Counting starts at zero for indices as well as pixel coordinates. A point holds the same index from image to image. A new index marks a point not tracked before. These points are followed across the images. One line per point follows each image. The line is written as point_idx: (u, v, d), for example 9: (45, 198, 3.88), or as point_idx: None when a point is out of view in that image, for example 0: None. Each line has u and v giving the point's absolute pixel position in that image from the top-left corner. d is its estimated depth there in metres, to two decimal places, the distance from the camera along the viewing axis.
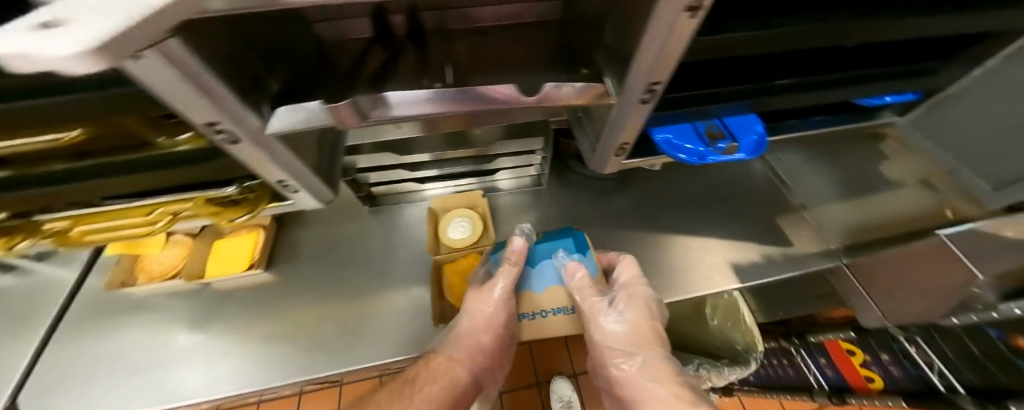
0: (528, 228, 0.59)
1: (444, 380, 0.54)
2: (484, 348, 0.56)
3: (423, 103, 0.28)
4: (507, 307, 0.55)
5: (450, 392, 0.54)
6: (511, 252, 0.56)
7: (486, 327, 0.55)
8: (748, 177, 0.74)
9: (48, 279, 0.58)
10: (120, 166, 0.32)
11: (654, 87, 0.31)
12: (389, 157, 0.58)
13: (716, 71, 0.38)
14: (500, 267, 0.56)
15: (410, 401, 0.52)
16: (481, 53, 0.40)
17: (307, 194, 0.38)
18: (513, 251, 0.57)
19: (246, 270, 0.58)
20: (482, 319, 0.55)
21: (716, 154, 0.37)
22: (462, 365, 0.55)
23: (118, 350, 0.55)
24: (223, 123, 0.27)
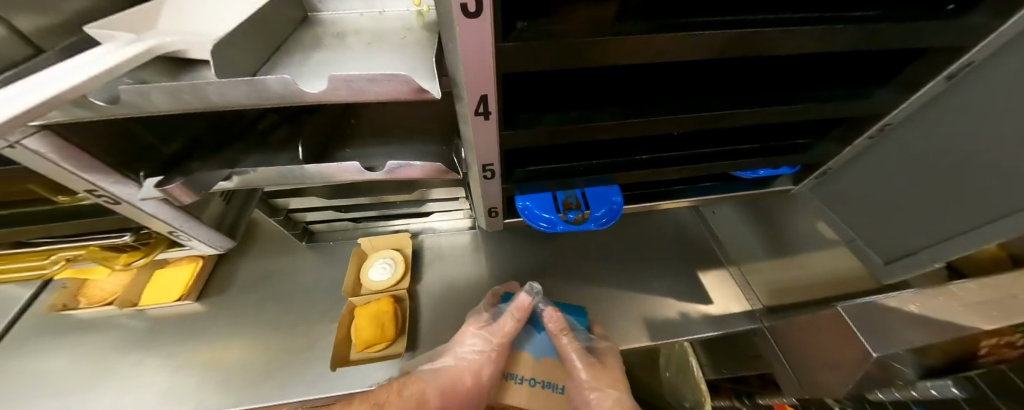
0: (536, 287, 0.61)
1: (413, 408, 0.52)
2: (461, 387, 0.57)
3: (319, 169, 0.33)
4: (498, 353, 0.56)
5: None
6: (514, 305, 0.58)
7: (474, 367, 0.56)
8: (677, 231, 0.76)
9: (4, 295, 0.64)
10: (25, 217, 0.36)
11: (490, 168, 0.35)
12: (319, 201, 0.64)
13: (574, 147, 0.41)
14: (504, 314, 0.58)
15: None
16: (372, 121, 0.45)
17: (202, 241, 0.43)
18: (518, 306, 0.58)
19: (176, 300, 0.62)
20: (475, 359, 0.56)
21: (565, 223, 0.39)
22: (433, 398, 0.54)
23: (39, 370, 0.57)
24: (99, 190, 0.32)
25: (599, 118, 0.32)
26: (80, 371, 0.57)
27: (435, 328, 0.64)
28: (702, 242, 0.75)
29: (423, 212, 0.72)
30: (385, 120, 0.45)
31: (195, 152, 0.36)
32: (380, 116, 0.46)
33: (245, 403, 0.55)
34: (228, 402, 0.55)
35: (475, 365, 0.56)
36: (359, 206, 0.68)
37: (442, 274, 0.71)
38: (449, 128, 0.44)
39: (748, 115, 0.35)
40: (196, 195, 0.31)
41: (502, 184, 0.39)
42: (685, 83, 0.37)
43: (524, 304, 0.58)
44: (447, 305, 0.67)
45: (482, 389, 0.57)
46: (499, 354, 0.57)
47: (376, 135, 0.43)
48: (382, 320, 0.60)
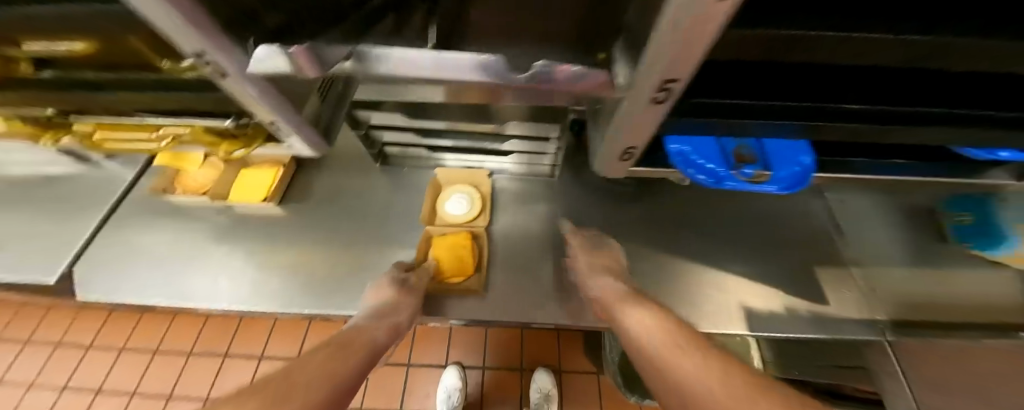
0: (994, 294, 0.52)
1: None
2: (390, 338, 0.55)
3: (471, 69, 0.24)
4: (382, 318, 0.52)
5: None
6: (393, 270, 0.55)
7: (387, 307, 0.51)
8: (794, 214, 0.64)
9: (113, 174, 0.68)
10: (131, 84, 0.33)
11: (670, 86, 0.26)
12: (400, 119, 0.58)
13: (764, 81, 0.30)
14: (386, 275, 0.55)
15: None
16: (492, 20, 0.36)
17: (300, 140, 0.39)
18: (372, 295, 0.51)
19: (260, 201, 0.63)
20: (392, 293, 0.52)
21: (742, 179, 0.30)
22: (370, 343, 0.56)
23: (147, 246, 0.61)
24: (207, 53, 0.27)
25: (869, 28, 0.21)
26: (179, 253, 0.61)
27: (505, 275, 0.60)
28: (821, 231, 0.62)
29: (503, 150, 0.65)
30: (509, 18, 0.36)
31: (302, 26, 0.29)
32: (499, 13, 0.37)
33: (328, 309, 0.57)
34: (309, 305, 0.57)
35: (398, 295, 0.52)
36: (439, 131, 0.62)
37: (515, 220, 0.66)
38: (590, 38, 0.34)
39: None
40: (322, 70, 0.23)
41: (665, 116, 0.29)
42: None
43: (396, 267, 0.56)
44: (519, 251, 0.63)
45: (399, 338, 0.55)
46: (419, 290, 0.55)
47: (498, 38, 0.35)
48: (460, 254, 0.60)
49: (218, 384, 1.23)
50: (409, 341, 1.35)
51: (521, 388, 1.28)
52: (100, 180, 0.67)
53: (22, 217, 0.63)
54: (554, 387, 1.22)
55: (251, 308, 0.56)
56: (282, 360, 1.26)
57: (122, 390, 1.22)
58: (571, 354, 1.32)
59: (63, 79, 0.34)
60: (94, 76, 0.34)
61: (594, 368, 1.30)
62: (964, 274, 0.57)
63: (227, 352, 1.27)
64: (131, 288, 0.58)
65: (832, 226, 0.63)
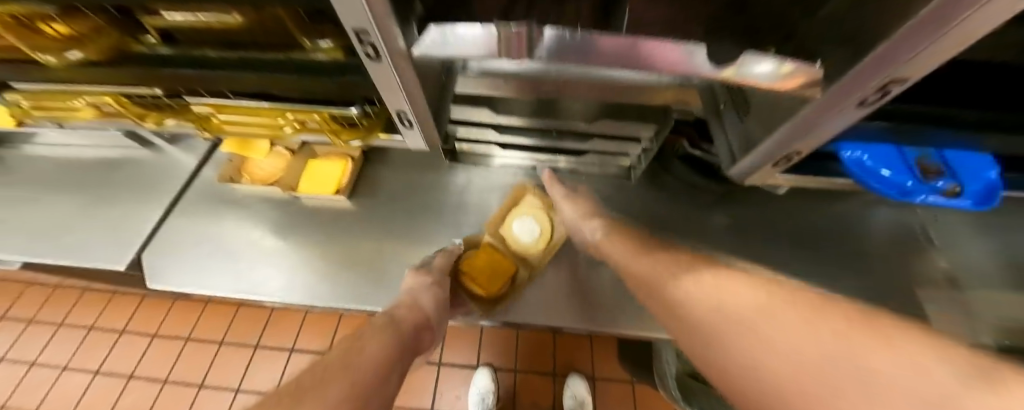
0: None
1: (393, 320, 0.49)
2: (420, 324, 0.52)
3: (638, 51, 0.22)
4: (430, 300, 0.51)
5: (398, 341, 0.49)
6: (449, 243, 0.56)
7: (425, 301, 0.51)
8: (885, 229, 0.61)
9: (177, 161, 0.67)
10: (257, 64, 0.31)
11: (891, 87, 0.23)
12: (484, 115, 0.56)
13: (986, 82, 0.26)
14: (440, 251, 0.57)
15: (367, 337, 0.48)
16: None
17: (419, 132, 0.36)
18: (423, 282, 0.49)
19: (332, 194, 0.61)
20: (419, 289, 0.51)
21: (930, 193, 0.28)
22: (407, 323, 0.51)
23: (216, 237, 0.60)
24: (369, 33, 0.24)
25: None
26: (248, 245, 0.59)
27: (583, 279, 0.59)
28: (915, 247, 0.60)
29: (580, 149, 0.63)
30: None
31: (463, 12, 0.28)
32: None
33: None
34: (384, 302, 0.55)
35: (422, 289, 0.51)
36: (519, 129, 0.59)
37: None
38: None
39: None
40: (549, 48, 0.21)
41: (860, 120, 0.27)
42: None
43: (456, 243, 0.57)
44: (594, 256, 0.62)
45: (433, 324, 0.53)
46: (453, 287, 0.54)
47: None
48: (495, 267, 0.58)
49: (248, 375, 1.23)
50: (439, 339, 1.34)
51: (554, 393, 1.26)
52: (166, 165, 0.67)
53: (96, 205, 0.64)
54: (588, 394, 1.21)
55: (328, 304, 0.56)
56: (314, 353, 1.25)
57: (154, 378, 1.22)
58: (605, 361, 1.30)
59: (178, 57, 0.32)
60: (216, 55, 0.31)
61: (627, 375, 1.28)
62: None
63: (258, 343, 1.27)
64: (203, 279, 0.57)
65: (927, 241, 0.60)
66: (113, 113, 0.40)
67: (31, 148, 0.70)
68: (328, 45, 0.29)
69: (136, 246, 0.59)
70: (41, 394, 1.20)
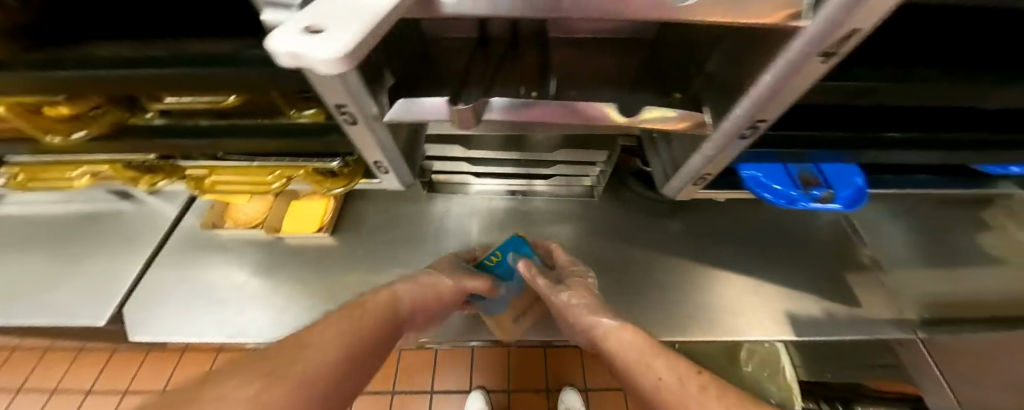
0: None
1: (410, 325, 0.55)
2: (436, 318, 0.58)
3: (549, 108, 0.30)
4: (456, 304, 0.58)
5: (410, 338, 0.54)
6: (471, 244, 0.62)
7: (421, 293, 0.56)
8: (818, 224, 0.69)
9: (157, 210, 0.68)
10: (248, 130, 0.36)
11: (757, 125, 0.30)
12: (456, 149, 0.61)
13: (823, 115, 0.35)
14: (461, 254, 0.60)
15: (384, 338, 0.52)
16: (573, 65, 0.41)
17: (394, 176, 0.41)
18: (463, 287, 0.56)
19: (315, 232, 0.64)
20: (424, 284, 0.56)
21: (807, 201, 0.35)
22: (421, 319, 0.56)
23: (201, 283, 0.61)
24: (347, 106, 0.30)
25: (921, 78, 0.27)
26: (231, 290, 0.61)
27: None
28: (844, 238, 0.68)
29: (547, 174, 0.69)
30: (589, 63, 0.41)
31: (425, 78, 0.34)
32: (576, 59, 0.42)
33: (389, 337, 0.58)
34: None
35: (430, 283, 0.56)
36: (489, 159, 0.65)
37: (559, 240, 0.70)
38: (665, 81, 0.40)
39: None
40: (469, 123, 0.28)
41: (745, 149, 0.34)
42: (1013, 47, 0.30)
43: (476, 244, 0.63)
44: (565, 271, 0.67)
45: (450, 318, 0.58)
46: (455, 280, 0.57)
47: (581, 81, 0.39)
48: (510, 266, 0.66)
49: None
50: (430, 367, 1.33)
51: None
52: (146, 215, 0.68)
53: (72, 262, 0.64)
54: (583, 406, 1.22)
55: None
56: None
57: None
58: (597, 372, 1.32)
59: (176, 127, 0.36)
60: (210, 124, 0.36)
61: (619, 383, 1.31)
62: (975, 273, 0.63)
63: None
64: (190, 327, 0.58)
65: (852, 233, 0.68)
66: (107, 177, 0.43)
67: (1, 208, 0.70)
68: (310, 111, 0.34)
69: (118, 299, 0.59)
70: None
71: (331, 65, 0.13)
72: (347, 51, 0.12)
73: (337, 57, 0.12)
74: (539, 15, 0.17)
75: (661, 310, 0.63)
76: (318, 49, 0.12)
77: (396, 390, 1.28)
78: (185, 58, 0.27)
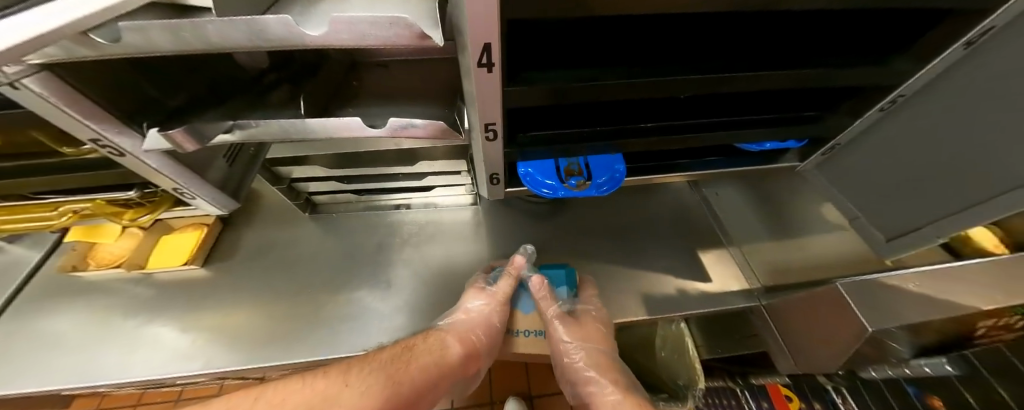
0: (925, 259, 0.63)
1: (436, 357, 0.56)
2: (476, 337, 0.60)
3: (323, 127, 0.34)
4: (488, 318, 0.61)
5: (438, 369, 0.56)
6: (510, 266, 0.65)
7: (466, 324, 0.60)
8: (679, 210, 0.76)
9: (18, 257, 0.66)
10: (27, 169, 0.37)
11: (492, 128, 0.34)
12: (321, 171, 0.64)
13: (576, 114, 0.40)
14: (500, 277, 0.64)
15: (406, 366, 0.52)
16: (375, 86, 0.45)
17: (207, 201, 0.44)
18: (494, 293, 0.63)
19: (182, 265, 0.64)
20: (471, 316, 0.60)
21: (563, 192, 0.40)
22: (454, 346, 0.58)
23: (54, 328, 0.59)
24: (104, 140, 0.33)
25: (601, 77, 0.31)
26: (84, 334, 0.59)
27: (430, 303, 0.67)
28: (701, 220, 0.75)
29: (424, 185, 0.72)
30: (389, 85, 0.45)
31: (200, 107, 0.36)
32: (382, 81, 0.46)
33: (251, 363, 0.57)
34: (234, 361, 0.57)
35: (478, 314, 0.60)
36: (360, 177, 0.68)
37: (441, 247, 0.73)
38: (451, 94, 0.44)
39: (757, 78, 0.33)
40: (199, 142, 0.31)
41: (504, 148, 0.38)
42: (690, 44, 0.36)
43: (520, 264, 0.66)
44: (444, 278, 0.70)
45: (492, 337, 0.62)
46: (498, 308, 0.63)
47: (377, 98, 0.43)
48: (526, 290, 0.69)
49: None
50: None
51: None
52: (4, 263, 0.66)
53: None
54: None
55: (170, 374, 0.56)
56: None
57: None
58: (542, 378, 1.32)
59: None
60: None
61: None
62: (817, 239, 0.69)
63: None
64: (32, 375, 0.55)
65: (709, 215, 0.75)
66: None
67: None
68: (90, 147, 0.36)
69: None
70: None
71: None
72: None
73: None
74: (184, 49, 0.25)
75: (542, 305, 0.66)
76: None
77: None
78: None
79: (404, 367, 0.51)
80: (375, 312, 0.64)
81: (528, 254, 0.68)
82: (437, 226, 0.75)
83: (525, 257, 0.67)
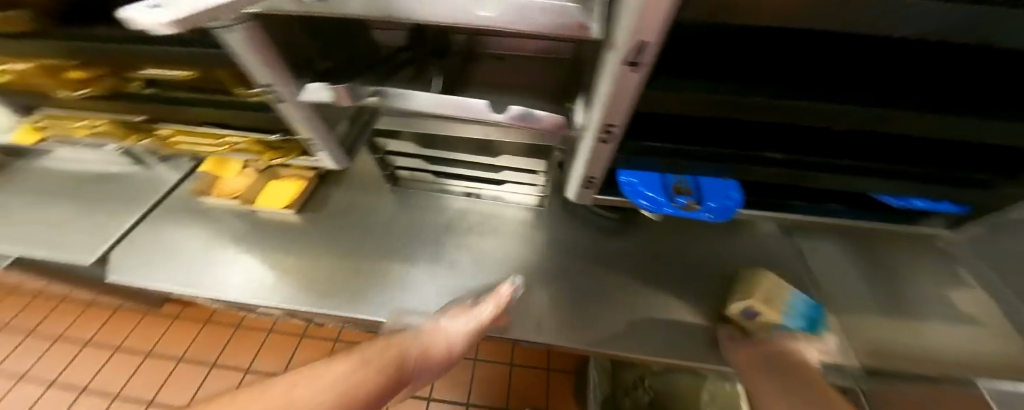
0: None
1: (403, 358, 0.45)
2: (439, 357, 0.51)
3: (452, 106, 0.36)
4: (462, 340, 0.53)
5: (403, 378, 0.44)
6: (496, 294, 0.60)
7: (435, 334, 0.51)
8: (765, 258, 0.69)
9: (164, 175, 0.80)
10: (207, 101, 0.43)
11: (612, 129, 0.33)
12: (412, 148, 0.68)
13: (695, 131, 0.38)
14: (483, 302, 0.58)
15: (376, 362, 0.40)
16: (491, 74, 0.47)
17: (328, 155, 0.48)
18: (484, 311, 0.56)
19: (282, 208, 0.72)
20: (443, 335, 0.52)
21: (675, 214, 0.37)
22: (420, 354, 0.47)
23: (179, 238, 0.70)
24: (272, 87, 0.37)
25: (749, 92, 0.29)
26: (200, 248, 0.69)
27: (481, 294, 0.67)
28: (790, 273, 0.67)
29: (498, 179, 0.73)
30: (504, 76, 0.47)
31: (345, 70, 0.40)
32: (497, 71, 0.48)
33: (318, 308, 0.63)
34: (303, 303, 0.63)
35: (455, 337, 0.53)
36: (443, 159, 0.71)
37: (502, 242, 0.73)
38: (563, 92, 0.44)
39: (946, 121, 0.28)
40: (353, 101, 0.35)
41: (615, 153, 0.37)
42: (861, 70, 0.31)
43: (506, 294, 0.61)
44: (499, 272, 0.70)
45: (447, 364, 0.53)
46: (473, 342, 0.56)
47: (492, 86, 0.45)
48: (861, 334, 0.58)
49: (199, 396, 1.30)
50: None
51: None
52: (153, 178, 0.79)
53: (85, 209, 0.76)
54: None
55: (251, 299, 0.63)
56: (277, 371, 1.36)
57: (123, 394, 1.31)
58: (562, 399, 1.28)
59: (158, 95, 0.44)
60: (183, 94, 0.44)
61: None
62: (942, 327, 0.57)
63: (234, 366, 1.36)
64: (158, 274, 0.66)
65: (801, 270, 0.67)
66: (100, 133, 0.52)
67: (50, 161, 0.85)
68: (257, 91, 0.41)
69: (108, 243, 0.69)
70: (24, 408, 1.28)
71: (161, 28, 0.19)
72: (177, 19, 0.19)
73: (169, 25, 0.19)
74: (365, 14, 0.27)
75: (609, 326, 0.62)
76: (147, 17, 0.19)
77: None
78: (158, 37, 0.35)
79: (375, 362, 0.40)
80: (430, 287, 0.66)
81: (515, 286, 0.64)
82: (501, 221, 0.76)
83: (513, 288, 0.63)
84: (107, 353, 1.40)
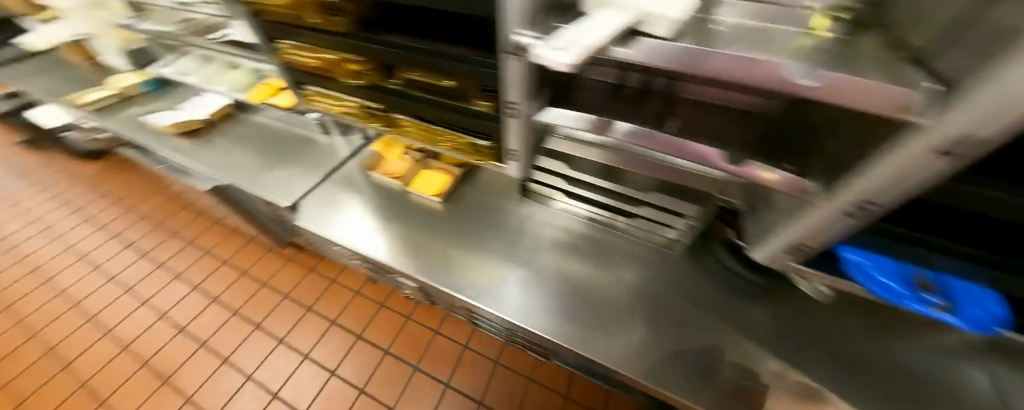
0: None
1: None
2: None
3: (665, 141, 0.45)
4: None
5: None
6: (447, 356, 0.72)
7: None
8: (953, 378, 0.57)
9: (344, 148, 0.97)
10: (443, 105, 0.51)
11: (870, 207, 0.30)
12: (556, 164, 0.69)
13: (954, 227, 0.34)
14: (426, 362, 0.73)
15: None
16: (692, 119, 0.47)
17: (518, 166, 0.53)
18: None
19: (431, 195, 0.83)
20: None
21: (925, 314, 0.35)
22: None
23: (350, 200, 0.86)
24: (514, 104, 0.42)
25: None
26: (364, 212, 0.83)
27: (592, 319, 0.69)
28: None
29: (630, 212, 0.72)
30: (706, 121, 0.46)
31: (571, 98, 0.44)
32: (697, 117, 0.47)
33: (451, 286, 0.73)
34: (440, 280, 0.74)
35: None
36: (581, 182, 0.71)
37: (618, 273, 0.76)
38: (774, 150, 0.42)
39: None
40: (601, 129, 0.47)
41: (852, 230, 0.34)
42: None
43: None
44: (611, 302, 0.72)
45: None
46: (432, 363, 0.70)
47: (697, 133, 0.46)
48: None
49: (293, 331, 1.51)
50: (459, 358, 1.43)
51: None
52: (335, 148, 0.97)
53: (283, 161, 0.95)
54: None
55: (398, 265, 0.76)
56: (357, 330, 1.52)
57: (240, 312, 1.57)
58: None
59: (405, 92, 0.53)
60: (423, 94, 0.52)
61: None
62: None
63: (325, 315, 1.56)
64: (329, 224, 0.81)
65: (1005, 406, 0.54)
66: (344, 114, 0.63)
67: (264, 118, 1.08)
68: (487, 103, 0.49)
69: (298, 194, 0.85)
70: (175, 300, 1.62)
71: (567, 61, 0.27)
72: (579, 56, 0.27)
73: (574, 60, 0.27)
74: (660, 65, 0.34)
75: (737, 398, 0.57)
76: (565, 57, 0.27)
77: (419, 364, 1.42)
78: (447, 52, 0.43)
79: None
80: (543, 297, 0.73)
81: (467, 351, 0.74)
82: (620, 253, 0.78)
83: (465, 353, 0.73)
84: (236, 274, 1.71)
